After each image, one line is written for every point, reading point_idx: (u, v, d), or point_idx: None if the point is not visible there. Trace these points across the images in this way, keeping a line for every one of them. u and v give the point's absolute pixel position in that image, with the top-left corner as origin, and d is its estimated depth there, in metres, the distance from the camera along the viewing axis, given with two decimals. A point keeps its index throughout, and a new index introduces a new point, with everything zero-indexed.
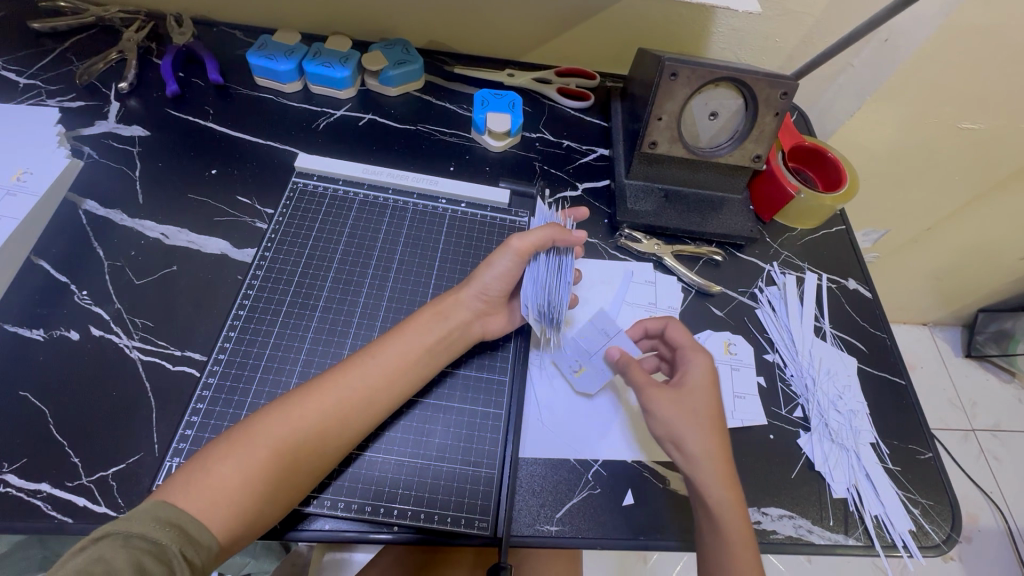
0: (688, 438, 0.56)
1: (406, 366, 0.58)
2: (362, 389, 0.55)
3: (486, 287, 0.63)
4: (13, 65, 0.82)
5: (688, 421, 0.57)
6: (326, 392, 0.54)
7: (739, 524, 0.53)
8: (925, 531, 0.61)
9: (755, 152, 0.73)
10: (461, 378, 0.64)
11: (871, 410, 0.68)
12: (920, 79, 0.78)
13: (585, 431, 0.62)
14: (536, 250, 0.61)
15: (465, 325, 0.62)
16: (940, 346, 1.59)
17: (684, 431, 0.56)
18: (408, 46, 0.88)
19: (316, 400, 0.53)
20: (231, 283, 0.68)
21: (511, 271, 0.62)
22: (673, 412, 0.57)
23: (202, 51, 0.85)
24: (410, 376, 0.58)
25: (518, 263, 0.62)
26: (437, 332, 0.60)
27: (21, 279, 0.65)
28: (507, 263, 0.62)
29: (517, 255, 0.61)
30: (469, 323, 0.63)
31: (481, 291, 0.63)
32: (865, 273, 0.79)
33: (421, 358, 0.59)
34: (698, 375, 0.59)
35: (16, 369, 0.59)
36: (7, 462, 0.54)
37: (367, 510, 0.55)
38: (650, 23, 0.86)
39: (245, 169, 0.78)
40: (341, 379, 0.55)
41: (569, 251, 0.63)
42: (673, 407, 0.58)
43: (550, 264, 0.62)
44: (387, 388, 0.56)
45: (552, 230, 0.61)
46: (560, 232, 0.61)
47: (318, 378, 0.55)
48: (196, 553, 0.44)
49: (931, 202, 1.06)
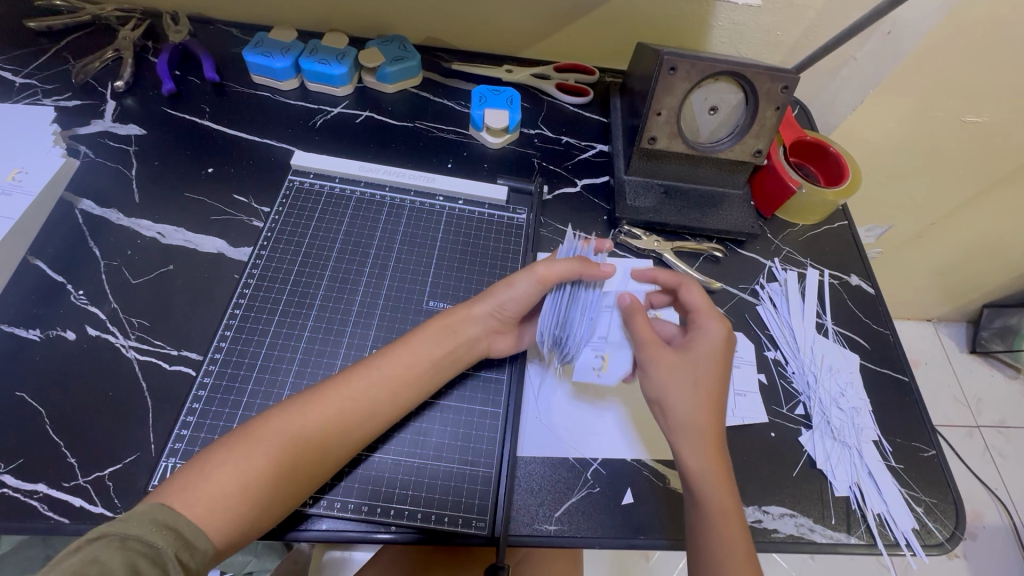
0: (669, 400, 0.57)
1: (410, 379, 0.57)
2: (363, 396, 0.55)
3: (501, 306, 0.61)
4: (9, 64, 0.82)
5: (684, 390, 0.57)
6: (327, 398, 0.53)
7: (723, 497, 0.52)
8: (928, 529, 0.60)
9: (755, 146, 0.72)
10: (475, 381, 0.64)
11: (874, 407, 0.67)
12: (923, 72, 0.77)
13: (590, 431, 0.62)
14: (560, 281, 0.59)
15: (473, 341, 0.61)
16: (945, 342, 1.57)
17: (678, 399, 0.57)
18: (405, 42, 0.87)
19: (315, 406, 0.53)
20: (227, 281, 0.67)
21: (530, 297, 0.61)
22: (669, 379, 0.58)
23: (198, 49, 0.84)
24: (413, 385, 0.58)
25: (539, 291, 0.60)
26: (444, 347, 0.60)
27: (17, 279, 0.65)
28: (527, 290, 0.60)
29: (540, 283, 0.59)
30: (477, 340, 0.62)
31: (494, 308, 0.61)
32: (867, 268, 0.78)
33: (426, 372, 0.58)
34: (706, 346, 0.59)
35: (12, 369, 0.59)
36: (4, 462, 0.54)
37: (364, 510, 0.54)
38: (649, 17, 0.85)
39: (241, 167, 0.77)
40: (341, 386, 0.55)
41: (595, 285, 0.61)
42: (669, 374, 0.58)
43: (572, 296, 0.60)
44: (389, 400, 0.56)
45: (579, 263, 0.59)
46: (588, 266, 0.59)
47: (319, 386, 0.55)
48: (191, 557, 0.44)
49: (935, 197, 1.05)
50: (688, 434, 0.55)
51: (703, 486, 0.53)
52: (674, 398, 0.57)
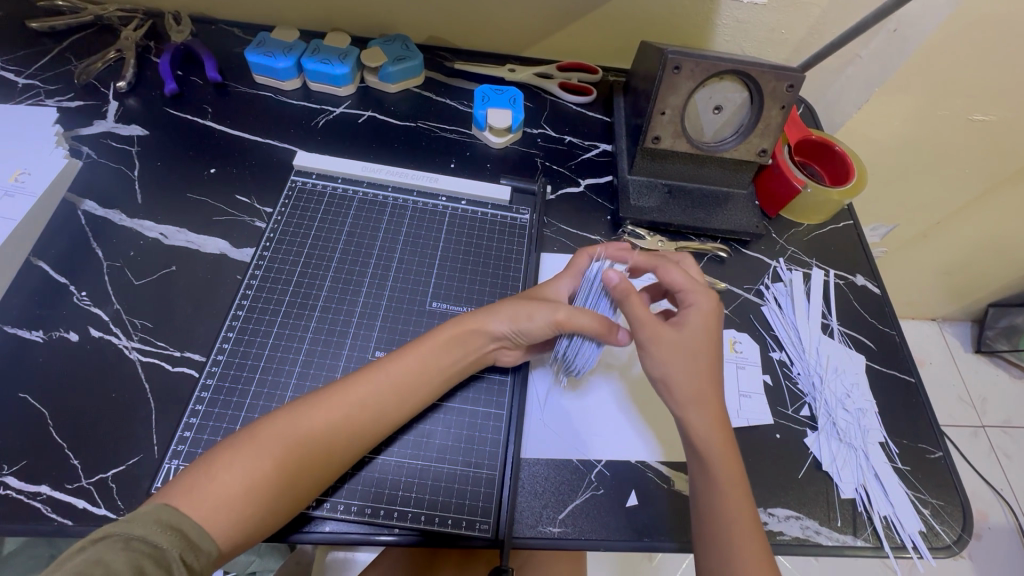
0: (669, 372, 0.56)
1: (416, 385, 0.57)
2: (369, 400, 0.54)
3: (518, 332, 0.59)
4: (12, 65, 0.82)
5: (681, 362, 0.55)
6: (332, 402, 0.53)
7: (727, 467, 0.53)
8: (935, 532, 0.60)
9: (760, 146, 0.72)
10: (484, 384, 0.63)
11: (880, 409, 0.66)
12: (930, 70, 0.76)
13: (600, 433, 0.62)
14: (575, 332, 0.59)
15: (483, 352, 0.61)
16: (949, 341, 1.57)
17: (677, 373, 0.55)
18: (407, 41, 0.87)
19: (321, 411, 0.52)
20: (230, 282, 0.67)
21: (542, 335, 0.60)
22: (666, 348, 0.56)
23: (201, 49, 0.84)
24: (419, 388, 0.57)
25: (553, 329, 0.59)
26: (454, 356, 0.59)
27: (20, 280, 0.65)
28: (543, 326, 0.58)
29: (556, 326, 0.58)
30: (488, 350, 0.61)
31: (511, 323, 0.59)
32: (872, 269, 0.78)
33: (432, 378, 0.58)
34: (695, 317, 0.57)
35: (15, 370, 0.59)
36: (7, 464, 0.54)
37: (368, 512, 0.54)
38: (653, 15, 0.85)
39: (243, 168, 0.77)
40: (347, 389, 0.54)
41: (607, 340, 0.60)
42: (666, 344, 0.56)
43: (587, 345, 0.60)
44: (395, 405, 0.56)
45: (596, 326, 0.58)
46: (605, 332, 0.58)
47: (325, 389, 0.54)
48: (196, 558, 0.43)
49: (941, 196, 1.05)
50: (691, 404, 0.55)
51: (709, 455, 0.53)
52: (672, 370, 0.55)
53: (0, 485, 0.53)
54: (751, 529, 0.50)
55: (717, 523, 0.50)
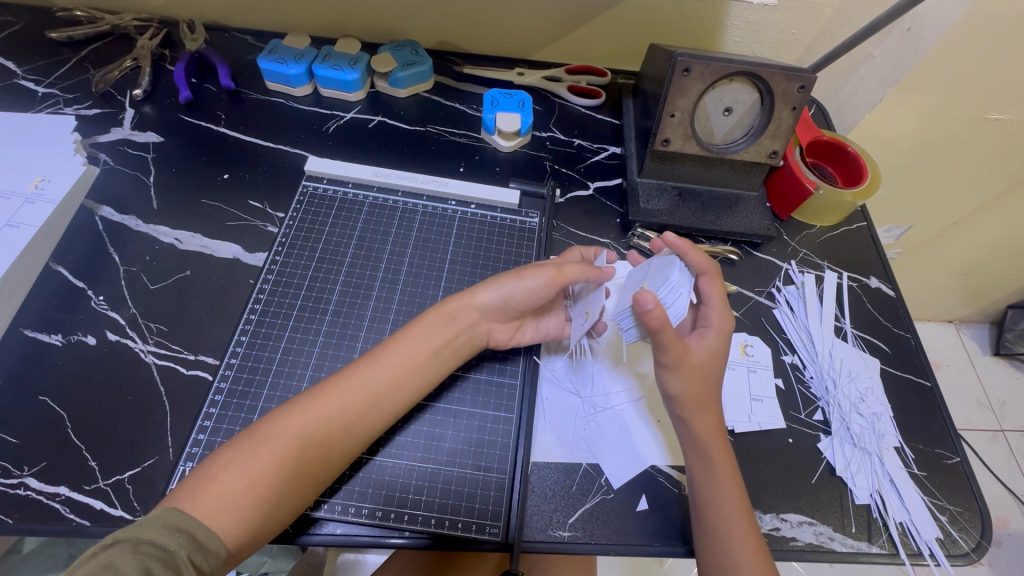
0: (714, 345, 0.57)
1: (411, 371, 0.57)
2: (366, 393, 0.54)
3: (508, 296, 0.61)
4: (32, 75, 0.83)
5: (717, 339, 0.58)
6: (331, 396, 0.53)
7: (727, 469, 0.54)
8: (953, 539, 0.59)
9: (771, 147, 0.71)
10: (472, 383, 0.64)
11: (894, 413, 0.65)
12: (947, 67, 0.75)
13: (614, 439, 0.61)
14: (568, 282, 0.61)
15: (472, 326, 0.61)
16: (967, 344, 1.54)
17: (714, 357, 0.57)
18: (416, 46, 0.88)
19: (317, 407, 0.52)
20: (243, 286, 0.68)
21: (538, 291, 0.61)
22: (701, 345, 0.57)
23: (214, 57, 0.85)
24: (414, 377, 0.57)
25: (550, 289, 0.61)
26: (442, 335, 0.59)
27: (38, 285, 0.66)
28: (538, 288, 0.60)
29: (553, 279, 0.60)
30: (477, 324, 0.62)
31: (503, 284, 0.61)
32: (887, 271, 0.77)
33: (424, 361, 0.58)
34: (719, 319, 0.58)
35: (34, 373, 0.60)
36: (27, 465, 0.55)
37: (378, 515, 0.54)
38: (662, 17, 0.84)
39: (256, 173, 0.78)
40: (346, 383, 0.54)
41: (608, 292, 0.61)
42: (704, 344, 0.57)
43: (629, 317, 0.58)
44: (392, 395, 0.56)
45: (583, 269, 0.60)
46: (591, 270, 0.61)
47: (323, 384, 0.55)
48: (205, 559, 0.44)
49: (957, 196, 1.03)
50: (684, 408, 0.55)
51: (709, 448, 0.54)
52: (689, 369, 0.56)
53: (21, 486, 0.54)
54: (753, 538, 0.51)
55: (725, 525, 0.51)
